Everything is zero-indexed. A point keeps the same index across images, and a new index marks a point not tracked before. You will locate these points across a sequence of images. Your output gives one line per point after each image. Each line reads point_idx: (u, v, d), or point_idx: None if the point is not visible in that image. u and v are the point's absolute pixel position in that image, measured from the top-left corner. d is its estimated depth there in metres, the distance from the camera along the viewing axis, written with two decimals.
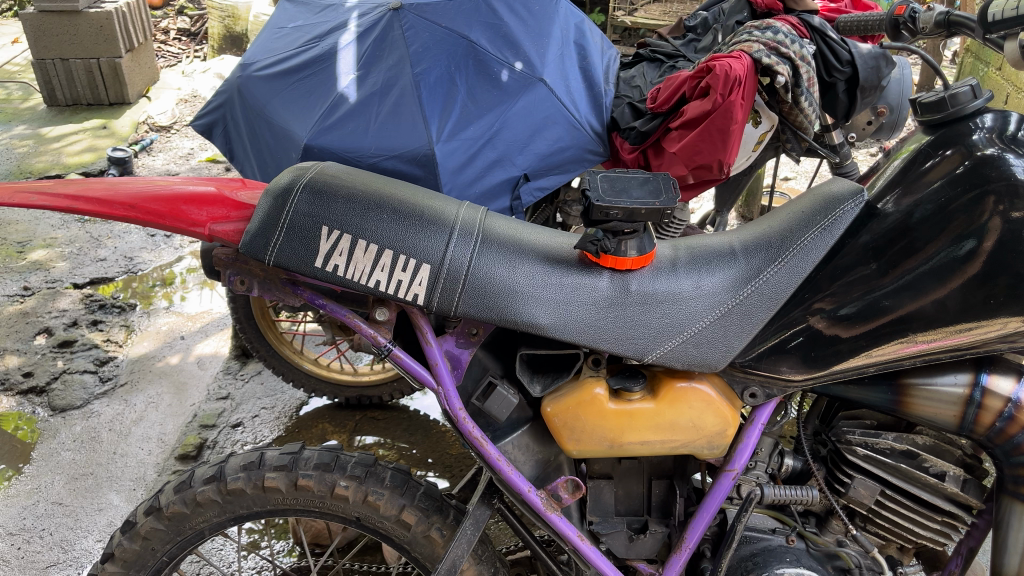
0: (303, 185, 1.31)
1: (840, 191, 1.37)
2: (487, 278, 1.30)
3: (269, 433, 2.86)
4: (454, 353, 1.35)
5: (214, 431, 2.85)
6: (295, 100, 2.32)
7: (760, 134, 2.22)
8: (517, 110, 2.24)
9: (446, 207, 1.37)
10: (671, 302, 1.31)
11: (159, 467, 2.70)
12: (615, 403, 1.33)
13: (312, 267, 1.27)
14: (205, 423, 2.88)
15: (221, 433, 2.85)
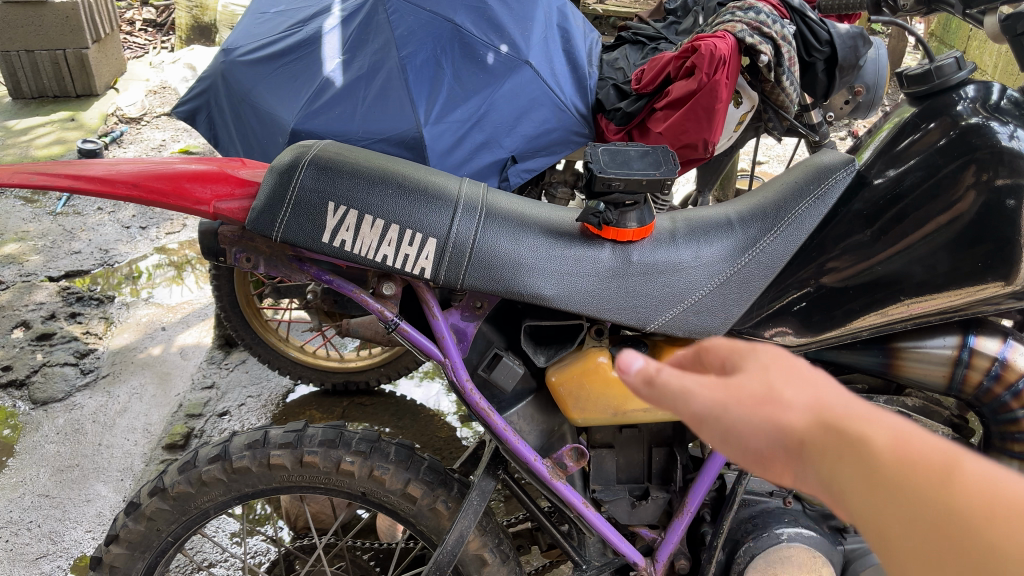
0: (307, 161, 1.32)
1: (832, 161, 1.41)
2: (492, 252, 1.32)
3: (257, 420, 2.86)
4: (459, 326, 1.37)
5: (201, 420, 2.84)
6: (281, 86, 2.32)
7: (741, 114, 2.29)
8: (504, 92, 2.25)
9: (449, 183, 1.39)
10: (671, 272, 1.35)
11: (146, 457, 2.69)
12: (619, 371, 1.36)
13: (319, 243, 1.28)
14: (191, 413, 2.87)
15: (208, 422, 2.84)
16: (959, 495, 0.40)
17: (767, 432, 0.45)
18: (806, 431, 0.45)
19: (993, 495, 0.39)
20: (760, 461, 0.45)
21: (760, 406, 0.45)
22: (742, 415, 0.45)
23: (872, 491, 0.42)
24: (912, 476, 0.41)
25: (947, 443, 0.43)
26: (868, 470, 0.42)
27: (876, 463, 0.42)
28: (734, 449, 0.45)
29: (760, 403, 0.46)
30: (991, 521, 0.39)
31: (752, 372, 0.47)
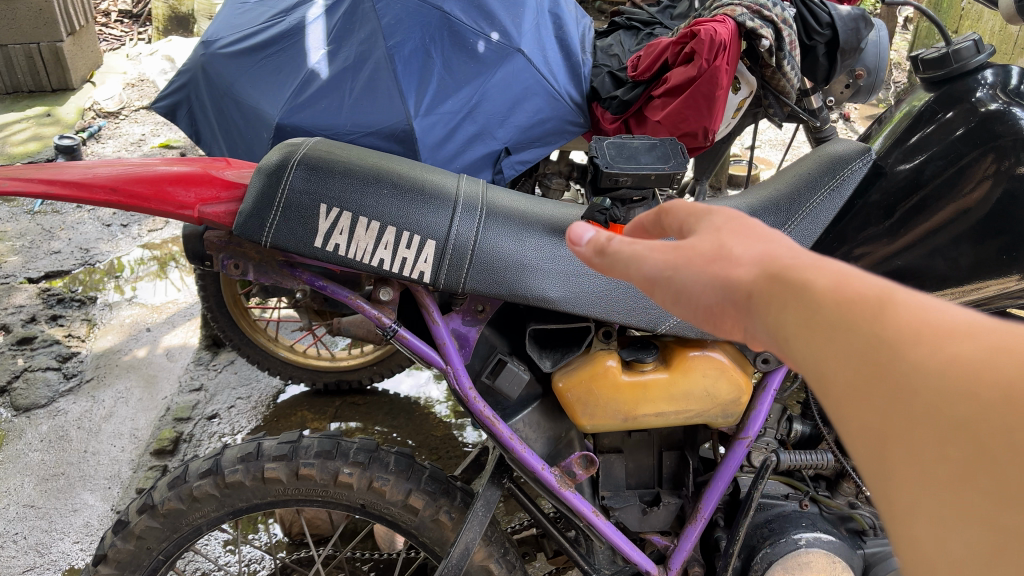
0: (297, 161, 1.25)
1: (847, 150, 1.35)
2: (494, 252, 1.26)
3: (248, 423, 2.79)
4: (460, 331, 1.30)
5: (190, 424, 2.77)
6: (264, 78, 2.23)
7: (739, 101, 2.27)
8: (496, 81, 2.18)
9: (446, 180, 1.32)
10: None
11: (134, 464, 2.61)
12: (629, 375, 1.30)
13: (311, 248, 1.22)
14: (179, 417, 2.79)
15: (198, 426, 2.77)
16: (876, 322, 0.51)
17: (711, 284, 0.61)
18: (748, 282, 0.59)
19: (904, 324, 0.50)
20: (706, 306, 0.62)
21: (708, 268, 0.62)
22: (691, 271, 0.63)
23: (798, 323, 0.55)
24: (838, 310, 0.53)
25: (882, 284, 0.54)
26: (797, 308, 0.55)
27: (809, 300, 0.55)
28: (683, 299, 0.63)
29: (705, 265, 0.62)
30: (894, 343, 0.50)
31: (707, 243, 0.64)
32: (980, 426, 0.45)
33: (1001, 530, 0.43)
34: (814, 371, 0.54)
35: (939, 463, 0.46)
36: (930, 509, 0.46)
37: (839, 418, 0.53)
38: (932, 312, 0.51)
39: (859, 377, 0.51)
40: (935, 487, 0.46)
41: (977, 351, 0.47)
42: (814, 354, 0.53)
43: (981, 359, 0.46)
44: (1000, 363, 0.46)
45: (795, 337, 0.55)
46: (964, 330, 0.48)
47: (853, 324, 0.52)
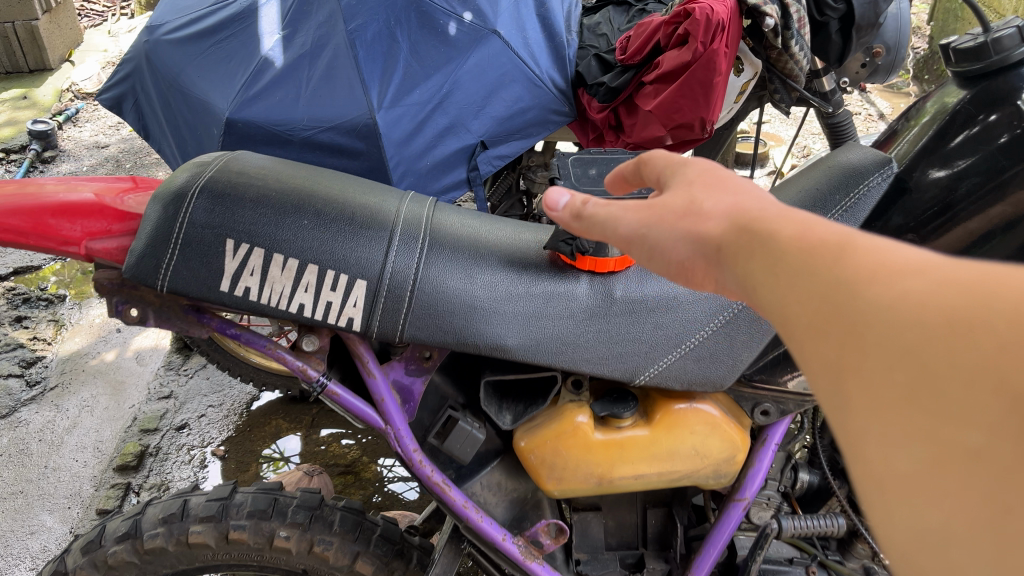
0: (200, 187, 1.04)
1: (862, 163, 1.13)
2: (440, 290, 1.05)
3: (218, 435, 2.59)
4: (402, 383, 1.10)
5: (157, 436, 2.58)
6: (214, 67, 2.02)
7: (743, 83, 2.05)
8: (470, 67, 1.96)
9: (384, 204, 1.12)
10: (664, 311, 1.08)
11: (96, 481, 2.42)
12: (603, 433, 1.10)
13: (217, 292, 1.02)
14: (146, 428, 2.60)
15: (165, 437, 2.58)
16: (835, 260, 0.47)
17: (678, 239, 0.60)
18: (714, 232, 0.58)
19: (865, 259, 0.46)
20: (673, 260, 0.61)
21: (672, 220, 0.61)
22: (662, 230, 0.62)
23: (760, 270, 0.52)
24: (800, 253, 0.50)
25: (845, 231, 0.49)
26: (762, 255, 0.52)
27: (773, 248, 0.52)
28: (653, 256, 0.63)
29: (668, 220, 0.62)
30: (851, 281, 0.45)
31: (680, 199, 0.63)
32: (925, 352, 0.40)
33: (943, 448, 0.38)
34: (772, 310, 0.50)
35: (887, 389, 0.41)
36: (876, 436, 0.41)
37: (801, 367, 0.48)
38: (896, 248, 0.46)
39: (815, 316, 0.47)
40: (883, 414, 0.41)
41: (932, 281, 0.42)
42: (773, 298, 0.50)
43: (937, 288, 0.41)
44: (955, 288, 0.41)
45: (760, 280, 0.52)
46: (924, 263, 0.44)
47: (814, 268, 0.48)
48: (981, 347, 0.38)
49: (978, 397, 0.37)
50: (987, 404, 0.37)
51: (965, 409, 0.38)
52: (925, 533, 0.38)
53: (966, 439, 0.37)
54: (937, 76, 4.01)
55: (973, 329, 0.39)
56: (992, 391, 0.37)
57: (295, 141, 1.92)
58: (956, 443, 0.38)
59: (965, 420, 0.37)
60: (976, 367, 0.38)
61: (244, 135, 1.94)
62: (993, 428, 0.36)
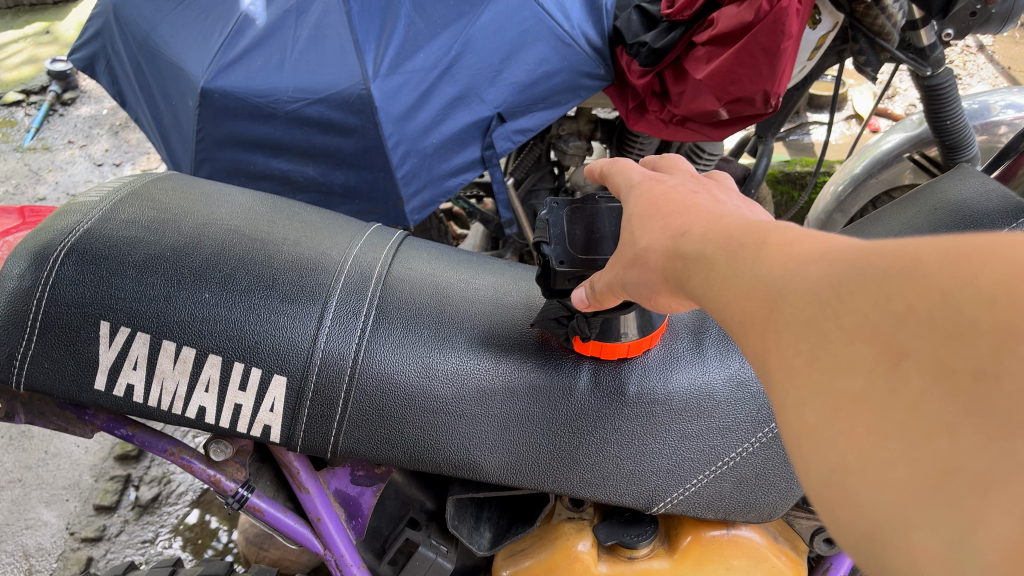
0: (68, 247, 0.77)
1: (982, 207, 0.81)
2: (388, 380, 0.77)
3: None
4: (347, 494, 0.86)
5: None
6: (188, 24, 1.72)
7: (820, 37, 1.59)
8: (484, 24, 1.61)
9: (321, 256, 0.83)
10: (695, 416, 0.79)
11: (96, 471, 1.96)
12: (608, 564, 0.83)
13: (93, 393, 0.76)
14: None
15: None
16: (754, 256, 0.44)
17: (642, 277, 0.57)
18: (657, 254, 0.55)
19: (774, 253, 0.43)
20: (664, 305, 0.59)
21: (635, 269, 0.58)
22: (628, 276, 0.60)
23: (699, 288, 0.48)
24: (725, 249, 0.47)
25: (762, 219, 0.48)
26: (697, 275, 0.49)
27: (701, 256, 0.49)
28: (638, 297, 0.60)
29: (630, 253, 0.59)
30: (764, 267, 0.43)
31: (625, 237, 0.61)
32: (822, 321, 0.37)
33: (836, 396, 0.35)
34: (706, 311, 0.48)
35: (792, 357, 0.38)
36: (789, 401, 0.38)
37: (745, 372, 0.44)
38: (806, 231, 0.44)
39: (735, 313, 0.43)
40: (790, 381, 0.38)
41: (826, 252, 0.40)
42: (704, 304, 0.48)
43: (830, 258, 0.39)
44: (844, 252, 0.38)
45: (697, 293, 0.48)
46: (826, 241, 0.41)
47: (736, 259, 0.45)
48: (857, 305, 0.35)
49: (856, 350, 0.35)
50: (864, 354, 0.34)
51: (849, 361, 0.35)
52: (828, 471, 0.35)
53: (851, 384, 0.35)
54: None
55: (851, 288, 0.36)
56: (867, 340, 0.34)
57: (280, 115, 1.64)
58: (843, 391, 0.35)
59: (848, 369, 0.35)
60: (857, 322, 0.35)
61: (222, 108, 1.64)
62: (873, 373, 0.34)
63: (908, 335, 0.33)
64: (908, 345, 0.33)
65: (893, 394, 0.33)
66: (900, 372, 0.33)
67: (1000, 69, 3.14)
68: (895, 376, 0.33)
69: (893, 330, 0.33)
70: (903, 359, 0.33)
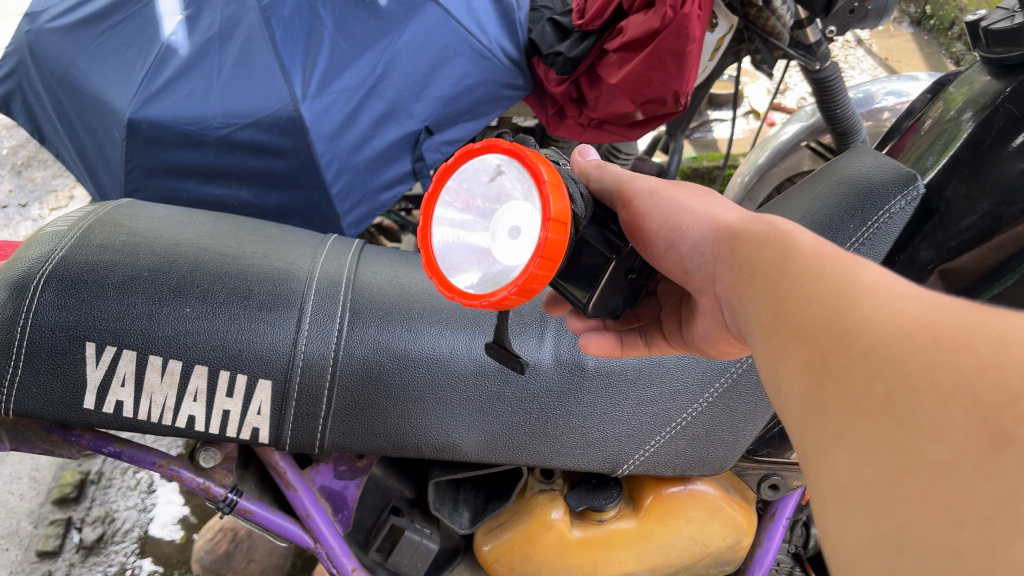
0: (47, 274, 0.80)
1: (878, 178, 0.91)
2: (373, 380, 0.84)
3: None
4: (331, 489, 0.91)
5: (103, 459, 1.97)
6: (109, 57, 1.73)
7: (718, 38, 1.76)
8: (406, 42, 1.68)
9: (289, 267, 0.88)
10: (648, 382, 0.87)
11: (33, 518, 1.84)
12: (581, 529, 0.91)
13: (82, 411, 0.80)
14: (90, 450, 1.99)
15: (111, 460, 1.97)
16: (839, 284, 0.42)
17: (692, 206, 0.62)
18: (730, 215, 0.59)
19: (873, 295, 0.40)
20: (673, 233, 0.62)
21: (695, 198, 0.64)
22: (677, 197, 0.64)
23: (765, 260, 0.50)
24: (805, 263, 0.46)
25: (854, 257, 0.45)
26: (764, 243, 0.51)
27: (789, 262, 0.47)
28: (657, 223, 0.64)
29: (694, 194, 0.64)
30: (852, 294, 0.41)
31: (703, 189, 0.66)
32: (906, 366, 0.34)
33: (911, 460, 0.32)
34: (755, 291, 0.49)
35: (863, 399, 0.36)
36: (847, 446, 0.35)
37: (783, 389, 0.42)
38: (897, 279, 0.42)
39: (804, 321, 0.42)
40: (856, 423, 0.35)
41: (926, 305, 0.37)
42: (754, 300, 0.49)
43: (931, 311, 0.37)
44: (949, 311, 0.36)
45: (757, 272, 0.50)
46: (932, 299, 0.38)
47: (815, 277, 0.44)
48: (961, 368, 0.33)
49: (952, 417, 0.32)
50: (959, 424, 0.31)
51: (940, 423, 0.32)
52: (878, 540, 0.32)
53: (931, 450, 0.32)
54: None
55: (956, 348, 0.34)
56: (965, 409, 0.31)
57: (210, 141, 1.66)
58: (918, 455, 0.32)
59: (934, 434, 0.32)
60: (955, 385, 0.32)
61: (150, 138, 1.66)
62: (960, 446, 0.31)
63: (1018, 420, 0.30)
64: (1017, 432, 0.29)
65: (984, 479, 0.30)
66: (998, 460, 0.29)
67: (878, 61, 3.39)
68: (991, 463, 0.30)
69: (1002, 408, 0.30)
70: (1005, 446, 0.30)
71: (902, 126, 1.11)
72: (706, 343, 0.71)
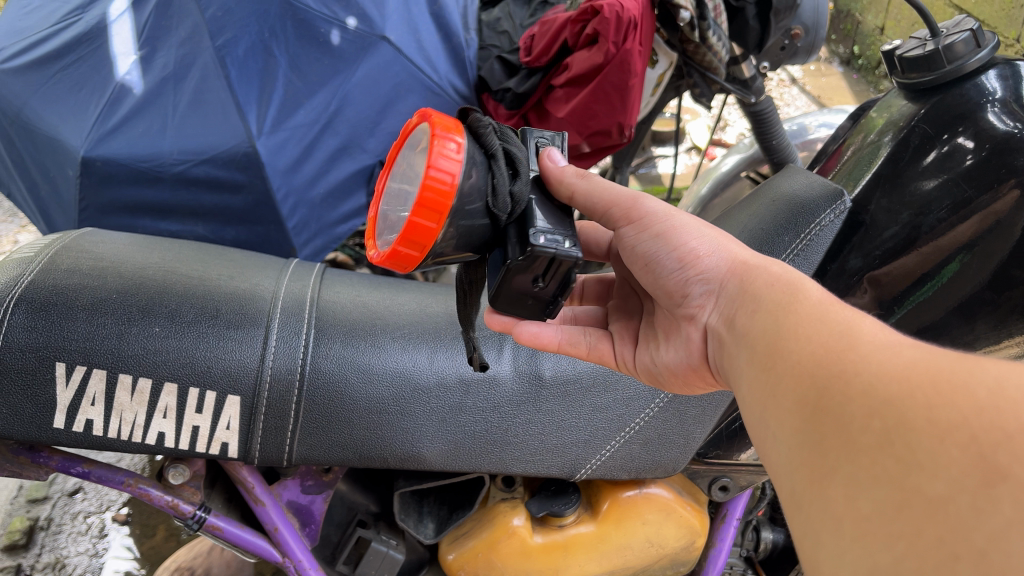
0: (16, 297, 0.82)
1: (809, 195, 0.98)
2: (352, 399, 0.87)
3: (120, 492, 1.94)
4: (299, 503, 0.93)
5: (48, 506, 1.90)
6: (62, 97, 1.75)
7: (658, 75, 1.85)
8: (358, 80, 1.75)
9: (254, 288, 0.91)
10: (603, 390, 0.92)
11: None
12: (542, 535, 0.95)
13: (52, 431, 0.81)
14: (33, 498, 1.91)
15: (57, 507, 1.90)
16: (841, 333, 0.50)
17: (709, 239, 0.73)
18: (746, 252, 0.71)
19: (866, 346, 0.47)
20: (693, 256, 0.73)
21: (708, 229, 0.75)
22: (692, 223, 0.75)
23: (777, 296, 0.61)
24: (810, 309, 0.56)
25: (846, 314, 0.53)
26: (778, 282, 0.63)
27: (796, 311, 0.57)
28: (674, 244, 0.74)
29: (704, 225, 0.76)
30: (850, 339, 0.49)
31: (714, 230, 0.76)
32: (903, 406, 0.40)
33: (908, 493, 0.37)
34: (767, 321, 0.60)
35: (862, 435, 0.41)
36: (845, 481, 0.41)
37: (778, 424, 0.50)
38: (892, 331, 0.50)
39: (803, 358, 0.51)
40: (855, 457, 0.41)
41: (919, 351, 0.44)
42: (764, 332, 0.59)
43: (924, 357, 0.43)
44: (941, 356, 0.43)
45: (767, 307, 0.61)
46: (917, 348, 0.45)
47: (819, 323, 0.53)
48: (957, 408, 0.38)
49: (947, 454, 0.37)
50: (953, 461, 0.36)
51: (937, 459, 0.37)
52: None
53: (930, 487, 0.36)
54: (843, 34, 3.92)
55: (951, 391, 0.39)
56: (961, 447, 0.36)
57: (166, 178, 1.68)
58: (918, 490, 0.37)
59: (931, 471, 0.37)
60: (948, 425, 0.38)
61: (104, 176, 1.67)
62: (957, 480, 0.36)
63: (1010, 457, 0.35)
64: (1009, 469, 0.34)
65: (978, 513, 0.34)
66: (993, 495, 0.34)
67: (811, 98, 3.55)
68: (986, 497, 0.34)
69: (996, 447, 0.35)
70: (1000, 483, 0.34)
71: (829, 150, 1.19)
72: (666, 372, 0.80)
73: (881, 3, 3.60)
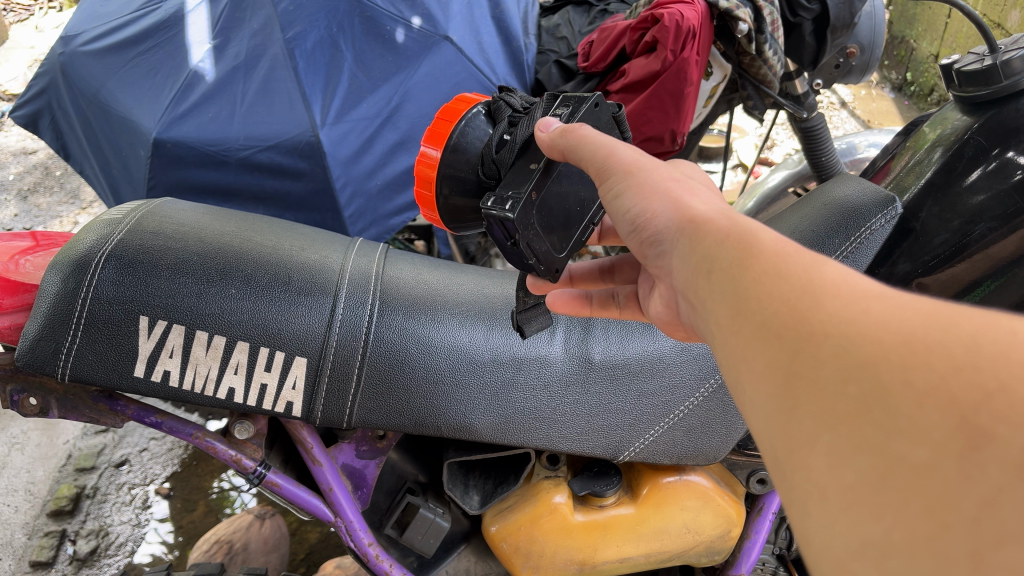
0: (106, 253, 0.87)
1: (861, 201, 1.00)
2: (393, 347, 0.92)
3: (164, 467, 1.99)
4: (354, 466, 0.98)
5: (96, 476, 1.96)
6: (138, 81, 1.84)
7: (711, 88, 1.84)
8: (420, 77, 1.79)
9: (324, 260, 0.95)
10: (650, 375, 0.95)
11: (28, 530, 1.83)
12: (584, 513, 0.98)
13: (132, 378, 0.86)
14: (82, 466, 1.98)
15: (104, 477, 1.96)
16: (801, 288, 0.43)
17: (663, 193, 0.58)
18: (702, 208, 0.55)
19: (832, 303, 0.41)
20: (638, 218, 0.58)
21: (672, 182, 0.59)
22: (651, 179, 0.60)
23: (724, 255, 0.49)
24: (766, 262, 0.46)
25: (808, 254, 0.47)
26: (733, 244, 0.49)
27: (749, 259, 0.47)
28: (624, 208, 0.60)
29: (670, 178, 0.60)
30: (814, 293, 0.42)
31: (675, 172, 0.61)
32: (880, 367, 0.37)
33: (891, 462, 0.34)
34: (714, 283, 0.49)
35: (837, 401, 0.38)
36: (825, 449, 0.37)
37: (743, 389, 0.44)
38: (857, 279, 0.43)
39: (766, 319, 0.43)
40: (832, 426, 0.37)
41: (891, 305, 0.40)
42: (712, 296, 0.49)
43: (895, 311, 0.39)
44: (912, 312, 0.39)
45: (717, 270, 0.49)
46: (888, 305, 0.40)
47: (777, 272, 0.45)
48: (934, 368, 0.35)
49: (927, 418, 0.34)
50: (935, 424, 0.34)
51: (917, 426, 0.34)
52: (865, 546, 0.34)
53: (911, 453, 0.34)
54: (897, 60, 3.92)
55: (928, 350, 0.36)
56: (940, 409, 0.34)
57: (230, 162, 1.75)
58: (900, 458, 0.34)
59: (914, 437, 0.34)
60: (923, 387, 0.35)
61: (174, 157, 1.75)
62: (940, 448, 0.33)
63: (993, 418, 0.33)
64: (993, 430, 0.32)
65: (966, 479, 0.32)
66: (978, 459, 0.32)
67: (861, 122, 3.54)
68: (972, 462, 0.32)
69: (977, 408, 0.33)
70: (985, 446, 0.32)
71: (878, 163, 1.22)
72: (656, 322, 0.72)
73: (937, 32, 3.60)
